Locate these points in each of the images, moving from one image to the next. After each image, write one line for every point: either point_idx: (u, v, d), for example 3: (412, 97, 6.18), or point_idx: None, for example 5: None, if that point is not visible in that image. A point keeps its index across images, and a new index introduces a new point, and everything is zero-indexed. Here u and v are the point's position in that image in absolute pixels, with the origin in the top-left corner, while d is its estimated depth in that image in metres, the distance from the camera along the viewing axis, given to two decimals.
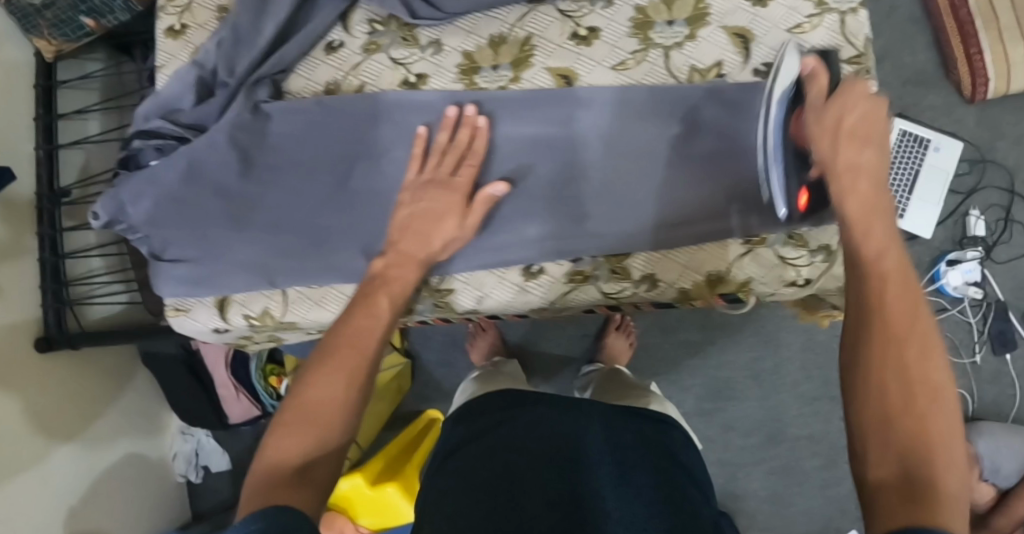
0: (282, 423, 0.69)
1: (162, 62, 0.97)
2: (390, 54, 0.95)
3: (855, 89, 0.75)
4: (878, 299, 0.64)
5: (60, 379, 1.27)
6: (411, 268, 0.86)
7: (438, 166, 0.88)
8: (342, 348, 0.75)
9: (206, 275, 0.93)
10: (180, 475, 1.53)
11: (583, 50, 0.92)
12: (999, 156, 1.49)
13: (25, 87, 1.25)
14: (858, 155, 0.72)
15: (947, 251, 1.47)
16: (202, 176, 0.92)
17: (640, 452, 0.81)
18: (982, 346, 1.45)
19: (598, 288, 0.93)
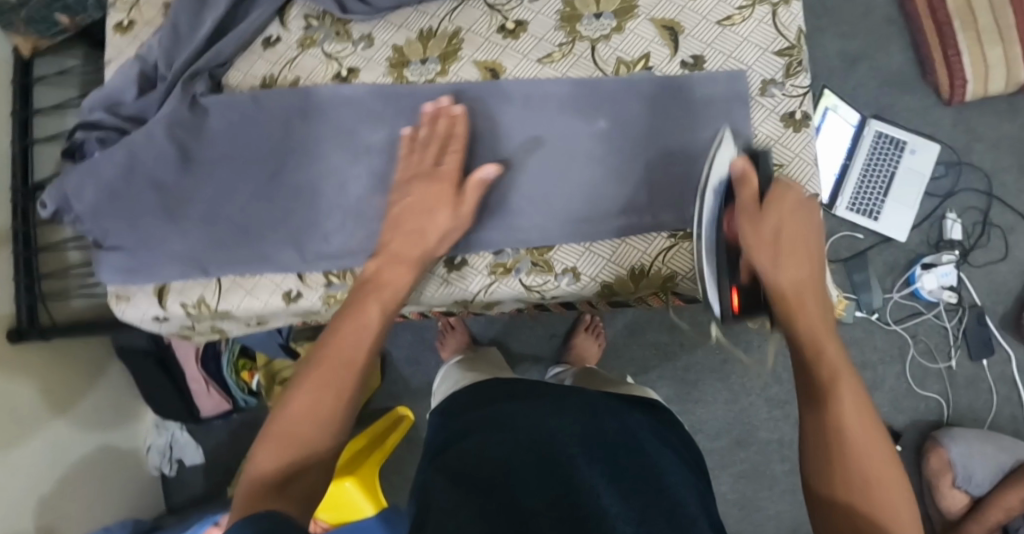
0: (266, 437, 0.71)
1: (110, 57, 1.00)
2: (324, 49, 0.96)
3: (783, 198, 0.79)
4: (818, 367, 0.73)
5: (34, 369, 1.28)
6: (404, 268, 0.85)
7: (422, 160, 0.87)
8: (327, 358, 0.76)
9: (142, 263, 0.94)
10: (155, 468, 1.56)
11: (510, 43, 0.93)
12: (976, 158, 1.47)
13: (2, 84, 1.26)
14: (789, 265, 0.77)
15: (923, 254, 1.45)
16: (139, 170, 0.94)
17: (642, 454, 0.75)
18: (959, 351, 1.43)
19: (519, 281, 0.92)
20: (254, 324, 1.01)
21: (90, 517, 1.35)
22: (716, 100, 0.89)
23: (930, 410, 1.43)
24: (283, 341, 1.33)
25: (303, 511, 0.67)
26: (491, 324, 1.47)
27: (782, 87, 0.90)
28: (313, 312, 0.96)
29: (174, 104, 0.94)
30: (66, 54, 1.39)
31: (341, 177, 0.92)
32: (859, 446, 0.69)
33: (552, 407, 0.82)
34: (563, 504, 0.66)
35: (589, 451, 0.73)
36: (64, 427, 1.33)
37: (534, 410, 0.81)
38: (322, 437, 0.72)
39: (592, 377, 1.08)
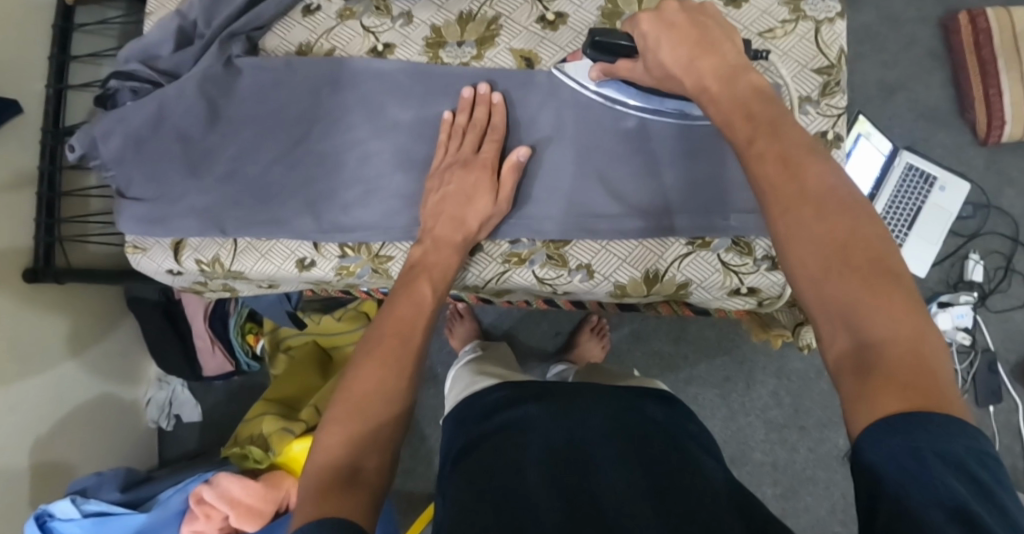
0: (333, 419, 0.70)
1: (151, 10, 1.01)
2: (362, 22, 0.96)
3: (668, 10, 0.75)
4: (762, 171, 0.62)
5: (45, 310, 1.29)
6: (450, 251, 0.86)
7: (460, 147, 0.89)
8: (385, 338, 0.77)
9: (161, 216, 0.94)
10: (153, 421, 1.58)
11: (548, 35, 0.92)
12: (1005, 203, 1.45)
13: (42, 27, 1.27)
14: (702, 59, 0.72)
15: (940, 293, 1.43)
16: (168, 122, 0.95)
17: (647, 435, 0.76)
18: (966, 395, 1.41)
19: (532, 272, 0.92)
20: (266, 287, 1.02)
21: (85, 462, 1.37)
22: None
23: None
24: (292, 308, 1.31)
25: (379, 492, 0.65)
26: (498, 314, 1.47)
27: (816, 106, 0.88)
28: (323, 281, 0.97)
29: (210, 62, 0.94)
30: (107, 4, 1.40)
31: (364, 149, 0.92)
32: (838, 219, 0.57)
33: (556, 409, 0.79)
34: (585, 515, 0.66)
35: (599, 465, 0.72)
36: (71, 371, 1.35)
37: (540, 418, 0.78)
38: (388, 416, 0.71)
39: (601, 371, 1.06)
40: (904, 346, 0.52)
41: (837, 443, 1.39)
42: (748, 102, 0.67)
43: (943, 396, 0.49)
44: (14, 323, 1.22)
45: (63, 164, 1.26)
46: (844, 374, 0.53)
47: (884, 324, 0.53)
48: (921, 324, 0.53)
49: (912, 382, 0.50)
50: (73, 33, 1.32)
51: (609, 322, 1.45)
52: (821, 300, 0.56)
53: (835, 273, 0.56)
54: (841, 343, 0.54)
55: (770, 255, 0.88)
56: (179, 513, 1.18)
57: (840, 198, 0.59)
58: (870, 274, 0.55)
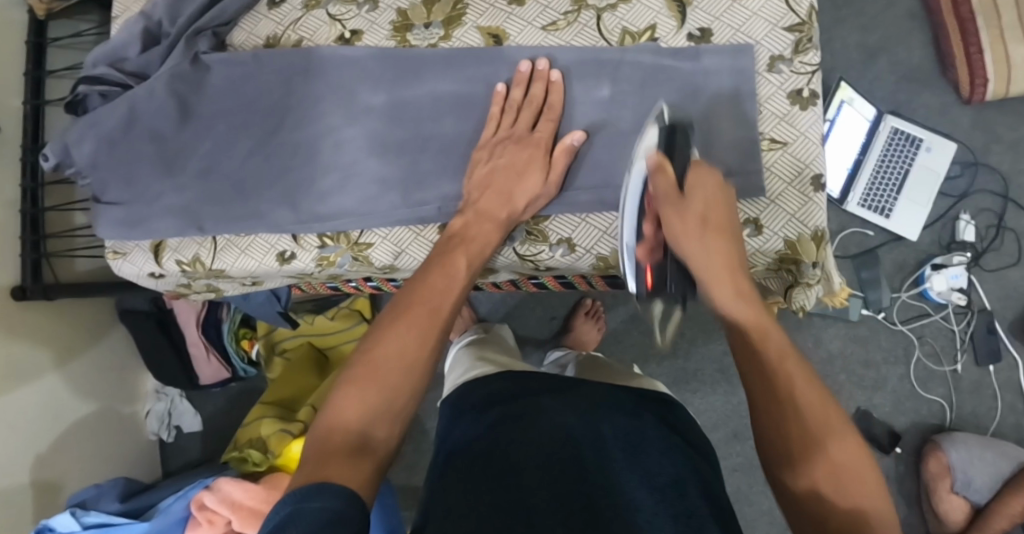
0: (350, 380, 0.71)
1: (117, 14, 1.00)
2: (328, 11, 0.95)
3: (706, 180, 0.79)
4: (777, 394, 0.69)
5: (35, 323, 1.29)
6: (491, 226, 0.86)
7: (515, 122, 0.88)
8: (414, 307, 0.76)
9: (139, 217, 0.94)
10: (153, 432, 1.57)
11: (514, 10, 0.92)
12: (994, 160, 1.44)
13: (15, 43, 1.28)
14: (719, 241, 0.77)
15: (933, 255, 1.42)
16: (139, 123, 0.94)
17: (656, 437, 0.74)
18: (965, 355, 1.41)
19: (514, 250, 0.92)
20: (250, 284, 1.02)
21: (86, 475, 1.37)
22: (721, 73, 0.87)
23: (933, 412, 1.40)
24: (283, 308, 1.28)
25: (386, 461, 0.68)
26: (492, 305, 1.47)
27: (789, 64, 0.88)
28: (305, 273, 0.97)
29: (177, 60, 0.94)
30: (80, 18, 1.40)
31: (337, 136, 0.91)
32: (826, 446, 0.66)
33: (562, 405, 0.77)
34: (581, 511, 0.65)
35: (597, 456, 0.71)
36: (66, 386, 1.34)
37: (545, 409, 0.77)
38: (406, 390, 0.72)
39: (598, 367, 1.05)
40: None
41: None
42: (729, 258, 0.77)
43: None
44: (6, 337, 1.22)
45: (44, 180, 1.26)
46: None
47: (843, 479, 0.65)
48: (870, 487, 0.65)
49: None
50: (48, 48, 1.33)
51: (603, 305, 1.45)
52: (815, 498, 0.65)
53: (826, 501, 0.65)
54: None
55: (752, 218, 0.87)
56: (182, 519, 1.18)
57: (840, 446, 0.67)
58: (839, 482, 0.65)
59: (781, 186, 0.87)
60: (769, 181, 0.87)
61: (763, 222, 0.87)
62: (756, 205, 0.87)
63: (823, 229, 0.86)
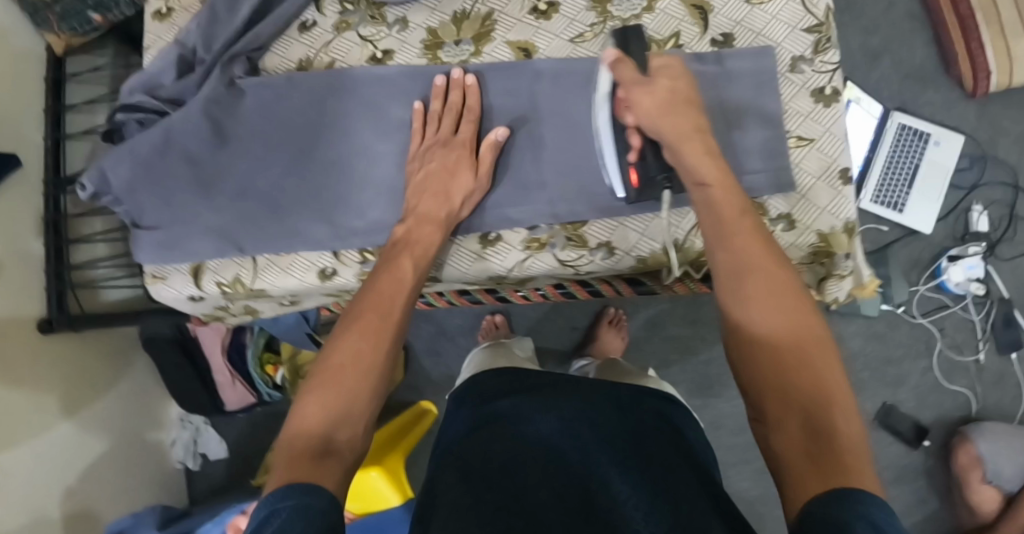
0: (309, 389, 0.73)
1: (148, 44, 1.00)
2: (359, 32, 0.97)
3: (672, 69, 0.84)
4: (746, 272, 0.72)
5: (60, 357, 1.29)
6: (432, 228, 0.88)
7: (438, 130, 0.91)
8: (365, 313, 0.79)
9: (176, 240, 0.95)
10: (179, 461, 1.57)
11: (542, 24, 0.94)
12: (1001, 152, 1.46)
13: (35, 78, 1.30)
14: (680, 118, 0.81)
15: (948, 247, 1.44)
16: (175, 146, 0.94)
17: (643, 438, 0.75)
18: (987, 345, 1.42)
19: (553, 256, 0.93)
20: (287, 303, 1.03)
21: (115, 506, 1.37)
22: (742, 75, 0.89)
23: (958, 404, 1.41)
24: (312, 330, 1.29)
25: (352, 461, 0.69)
26: (513, 317, 1.48)
27: (810, 64, 0.90)
28: (345, 290, 0.97)
29: (212, 84, 0.94)
30: (96, 53, 1.42)
31: (372, 152, 0.94)
32: (792, 332, 0.68)
33: (557, 402, 0.79)
34: (582, 506, 0.65)
35: (594, 450, 0.71)
36: (92, 416, 1.35)
37: (532, 410, 0.78)
38: (361, 390, 0.74)
39: (614, 369, 1.06)
40: (847, 443, 0.61)
41: (863, 409, 1.42)
42: (727, 211, 0.76)
43: (867, 480, 0.58)
44: (34, 371, 1.22)
45: (66, 211, 1.29)
46: (798, 469, 0.61)
47: (829, 423, 0.63)
48: (834, 381, 0.65)
49: (838, 464, 0.59)
50: (66, 83, 1.35)
51: (625, 313, 1.45)
52: (778, 386, 0.66)
53: (786, 384, 0.66)
54: (792, 429, 0.64)
55: (786, 214, 0.88)
56: None
57: (802, 327, 0.68)
58: (809, 363, 0.66)
59: (811, 181, 0.89)
60: (798, 177, 0.89)
61: (796, 217, 0.88)
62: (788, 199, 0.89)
63: (853, 221, 0.88)
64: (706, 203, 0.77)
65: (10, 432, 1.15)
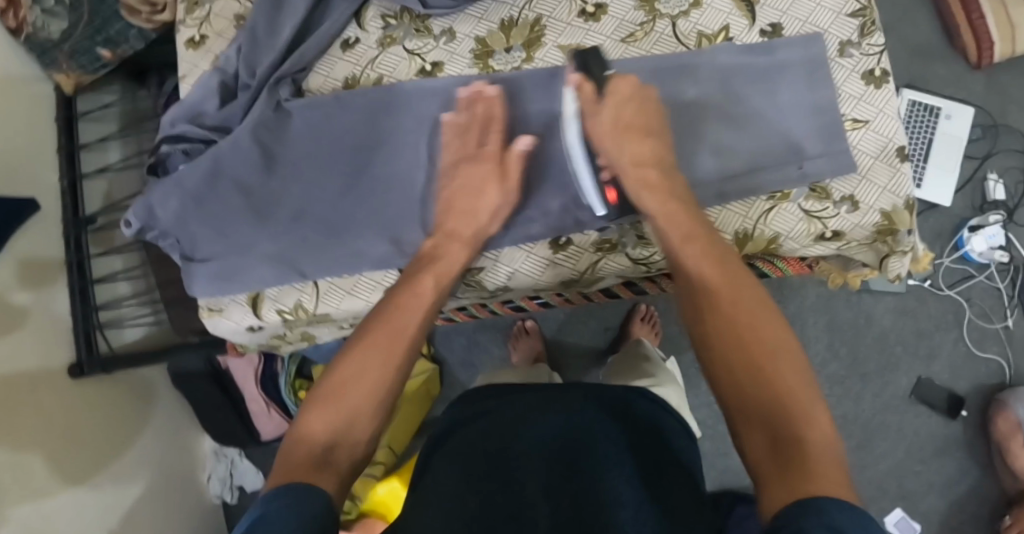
0: (314, 401, 0.70)
1: (185, 72, 1.01)
2: (405, 46, 0.96)
3: (623, 88, 0.85)
4: (704, 286, 0.72)
5: (93, 400, 1.27)
6: (460, 246, 0.86)
7: (464, 143, 0.88)
8: (378, 327, 0.75)
9: (234, 271, 0.94)
10: (217, 496, 1.55)
11: (592, 26, 0.94)
12: (1011, 120, 1.48)
13: (47, 120, 1.28)
14: (632, 143, 0.83)
15: (968, 218, 1.46)
16: (225, 175, 0.94)
17: (634, 437, 0.77)
18: (1015, 311, 1.44)
19: (626, 255, 0.95)
20: (346, 326, 1.04)
21: None
22: (796, 65, 0.91)
23: (992, 371, 1.43)
24: None
25: (349, 476, 0.66)
26: (544, 323, 1.47)
27: (859, 48, 0.92)
28: None
29: (260, 108, 0.94)
30: (104, 90, 1.40)
31: (429, 166, 0.93)
32: (753, 347, 0.66)
33: (554, 404, 0.80)
34: (575, 506, 0.67)
35: (589, 450, 0.73)
36: (129, 457, 1.32)
37: (530, 411, 0.79)
38: (368, 408, 0.70)
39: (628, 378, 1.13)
40: (816, 451, 0.59)
41: (899, 385, 1.43)
42: (685, 221, 0.78)
43: (834, 486, 0.55)
44: (69, 417, 1.20)
45: (89, 252, 1.26)
46: (765, 475, 0.59)
47: (796, 430, 0.60)
48: (807, 399, 0.63)
49: (804, 466, 0.57)
50: (78, 123, 1.33)
51: (655, 310, 1.46)
52: (743, 394, 0.64)
53: (749, 392, 0.64)
54: (757, 442, 0.62)
55: (848, 196, 0.90)
56: None
57: (766, 344, 0.66)
58: (768, 376, 0.64)
59: (869, 162, 0.91)
60: (858, 159, 0.91)
61: (859, 199, 0.90)
62: (849, 182, 0.91)
63: (913, 197, 0.91)
64: (665, 224, 0.79)
65: (51, 479, 1.12)
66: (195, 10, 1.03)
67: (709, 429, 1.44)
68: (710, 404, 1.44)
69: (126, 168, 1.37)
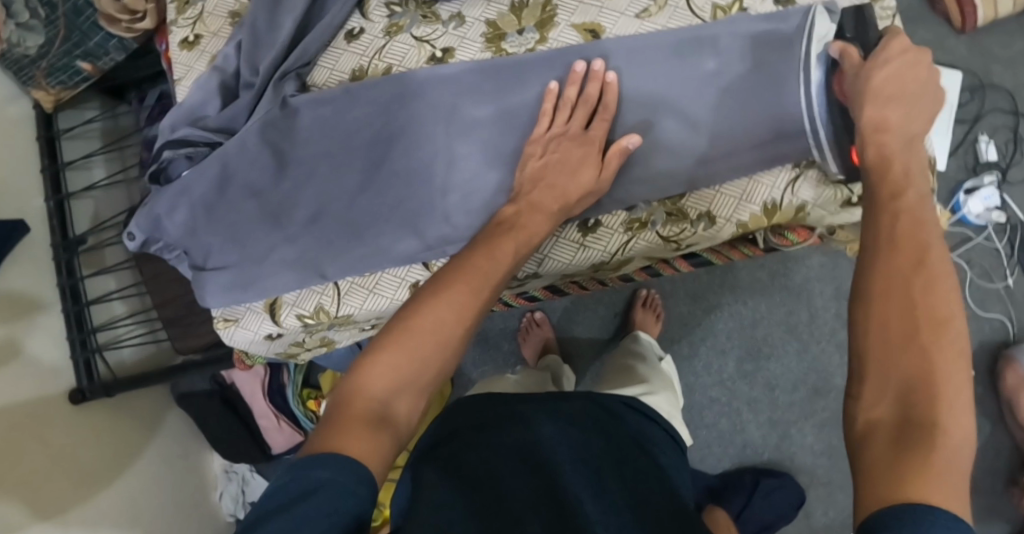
0: (383, 344, 0.68)
1: (180, 75, 1.00)
2: (413, 34, 0.95)
3: (894, 47, 0.74)
4: (896, 240, 0.63)
5: (98, 423, 1.23)
6: (543, 218, 0.83)
7: (568, 120, 0.86)
8: (456, 284, 0.72)
9: (254, 278, 0.94)
10: (230, 514, 1.49)
11: (605, 3, 0.92)
12: (997, 79, 1.50)
13: (26, 140, 1.23)
14: (884, 103, 0.72)
15: (963, 181, 1.47)
16: (236, 181, 0.94)
17: (629, 464, 0.78)
18: (1015, 270, 1.45)
19: (656, 233, 0.93)
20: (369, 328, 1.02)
21: None
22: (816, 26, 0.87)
23: (995, 330, 1.44)
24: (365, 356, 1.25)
25: (403, 437, 0.65)
26: (552, 312, 1.46)
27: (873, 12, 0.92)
28: None
29: (267, 108, 0.93)
30: (83, 106, 1.37)
31: (451, 155, 0.90)
32: (925, 323, 0.58)
33: (559, 423, 0.80)
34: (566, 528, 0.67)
35: (588, 475, 0.74)
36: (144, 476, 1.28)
37: (536, 426, 0.79)
38: (435, 365, 0.68)
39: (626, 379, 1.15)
40: (943, 432, 0.54)
41: None
42: (896, 178, 0.68)
43: (954, 493, 0.51)
44: (73, 442, 1.16)
45: (82, 274, 1.22)
46: (875, 440, 0.56)
47: (931, 410, 0.55)
48: (960, 388, 0.56)
49: (922, 445, 0.53)
50: (59, 140, 1.28)
51: (658, 293, 1.46)
52: (888, 360, 0.58)
53: (896, 360, 0.58)
54: (884, 409, 0.57)
55: None
56: None
57: (945, 322, 0.58)
58: (933, 355, 0.57)
59: None
60: None
61: None
62: None
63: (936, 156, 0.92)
64: (879, 180, 0.68)
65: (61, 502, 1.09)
66: (187, 10, 1.02)
67: (725, 406, 1.44)
68: (724, 381, 1.44)
69: (110, 185, 1.34)
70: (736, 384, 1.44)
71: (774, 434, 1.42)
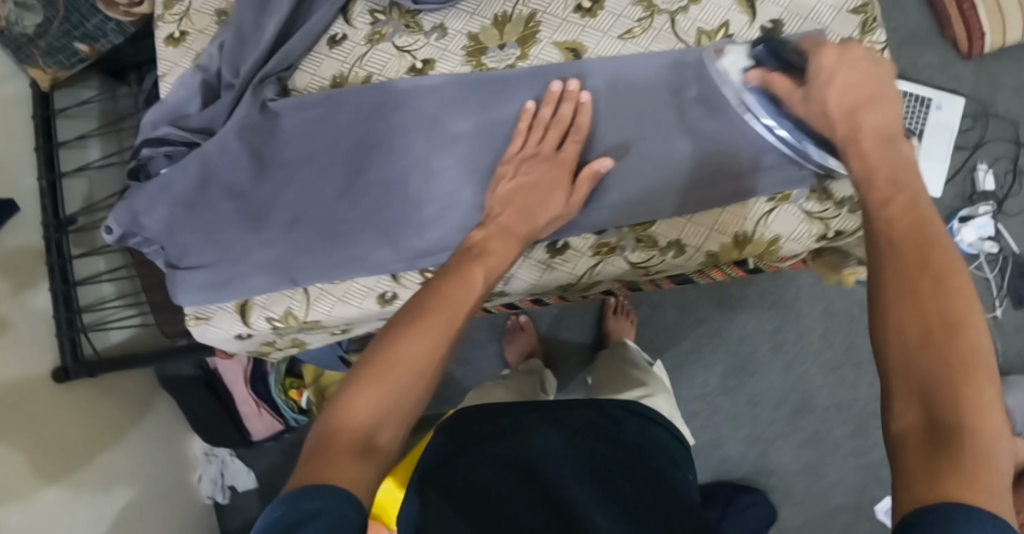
0: (362, 378, 0.67)
1: (164, 71, 1.00)
2: (394, 43, 0.95)
3: (856, 52, 0.75)
4: (888, 244, 0.59)
5: (79, 401, 1.24)
6: (511, 242, 0.83)
7: (541, 141, 0.87)
8: (430, 312, 0.72)
9: (228, 279, 0.94)
10: (208, 496, 1.53)
11: (589, 22, 0.92)
12: (1000, 108, 1.48)
13: (24, 120, 1.24)
14: (861, 111, 0.71)
15: (958, 209, 1.46)
16: (215, 180, 0.94)
17: (626, 466, 0.78)
18: (1004, 301, 1.44)
19: (624, 259, 0.94)
20: (339, 331, 1.04)
21: None
22: None
23: None
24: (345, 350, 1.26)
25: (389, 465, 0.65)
26: (539, 317, 1.46)
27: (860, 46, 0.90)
28: None
29: (246, 110, 0.93)
30: (82, 85, 1.37)
31: (428, 167, 0.91)
32: (945, 320, 0.54)
33: (552, 433, 0.80)
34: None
35: (583, 481, 0.74)
36: (123, 455, 1.29)
37: (529, 437, 0.79)
38: (415, 394, 0.68)
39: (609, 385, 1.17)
40: (977, 435, 0.50)
41: None
42: (882, 179, 0.64)
43: (991, 487, 0.48)
44: (57, 417, 1.17)
45: (71, 255, 1.23)
46: (907, 456, 0.52)
47: (963, 417, 0.51)
48: (989, 388, 0.52)
49: (962, 460, 0.49)
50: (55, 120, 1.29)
51: (645, 304, 1.46)
52: (909, 368, 0.54)
53: (917, 364, 0.54)
54: (912, 415, 0.53)
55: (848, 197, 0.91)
56: None
57: (966, 317, 0.54)
58: (955, 354, 0.53)
59: None
60: None
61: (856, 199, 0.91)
62: None
63: None
64: (865, 187, 0.65)
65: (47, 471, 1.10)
66: (174, 6, 1.02)
67: (705, 420, 1.44)
68: (705, 394, 1.44)
69: (105, 166, 1.34)
70: (717, 398, 1.44)
71: (753, 450, 1.43)
